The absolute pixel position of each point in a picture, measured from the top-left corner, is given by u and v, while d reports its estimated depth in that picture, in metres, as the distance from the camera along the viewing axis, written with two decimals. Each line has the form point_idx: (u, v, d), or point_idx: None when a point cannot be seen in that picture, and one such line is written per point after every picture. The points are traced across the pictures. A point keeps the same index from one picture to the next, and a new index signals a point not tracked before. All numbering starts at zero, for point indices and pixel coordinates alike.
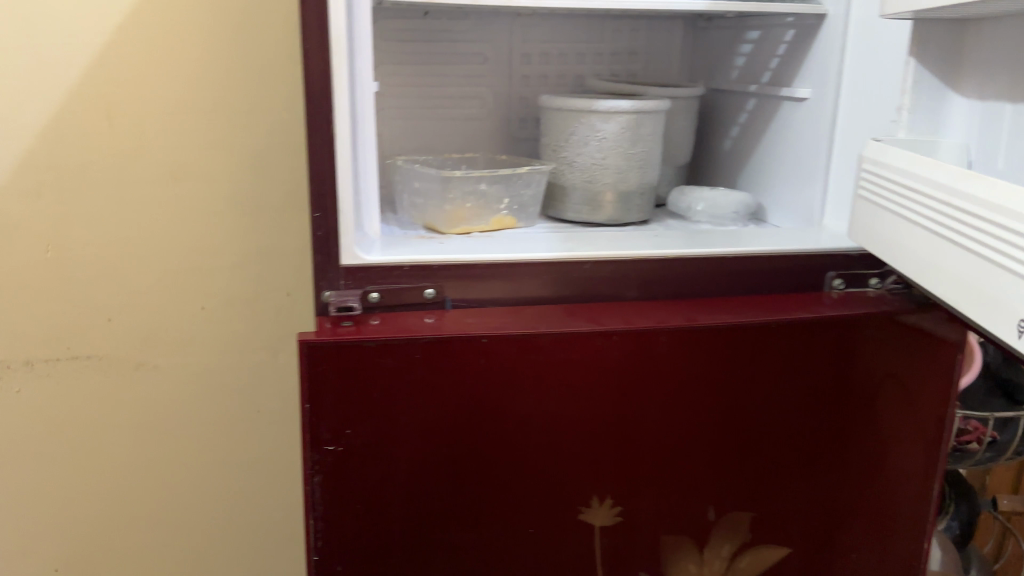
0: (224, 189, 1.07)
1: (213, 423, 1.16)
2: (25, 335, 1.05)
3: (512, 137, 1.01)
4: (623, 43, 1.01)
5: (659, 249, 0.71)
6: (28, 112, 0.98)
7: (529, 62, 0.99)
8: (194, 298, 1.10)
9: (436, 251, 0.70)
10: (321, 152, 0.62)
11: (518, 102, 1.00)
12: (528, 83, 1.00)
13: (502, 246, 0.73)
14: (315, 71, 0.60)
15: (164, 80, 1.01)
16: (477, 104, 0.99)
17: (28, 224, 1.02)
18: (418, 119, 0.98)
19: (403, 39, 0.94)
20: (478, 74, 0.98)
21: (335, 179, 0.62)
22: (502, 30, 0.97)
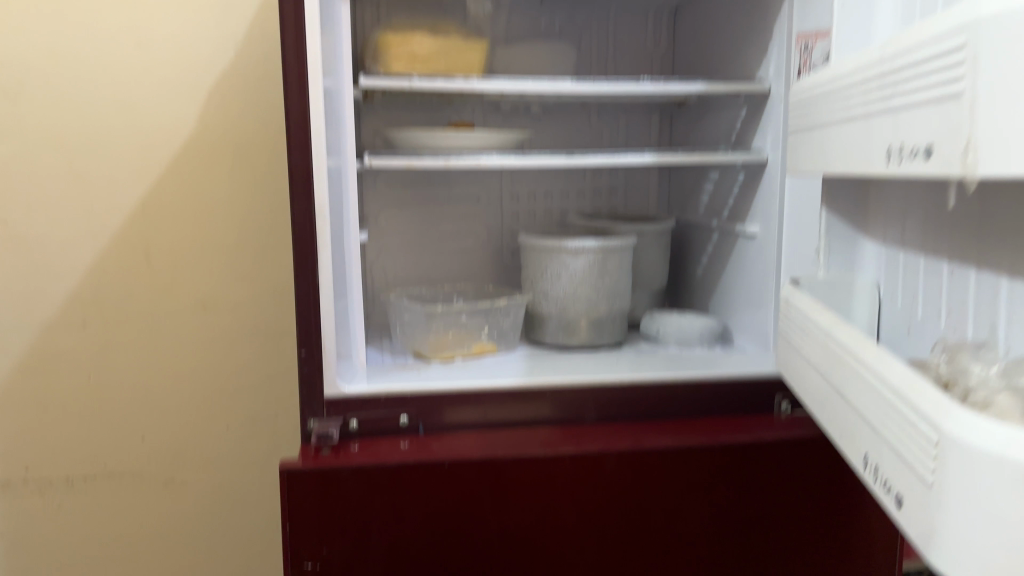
0: (247, 319, 1.17)
1: (234, 536, 1.22)
2: (66, 454, 1.15)
3: (504, 267, 1.11)
4: (604, 181, 1.11)
5: (616, 375, 0.78)
6: (76, 255, 1.11)
7: (517, 200, 1.09)
8: (219, 419, 1.19)
9: (414, 377, 0.78)
10: (308, 300, 0.71)
11: (509, 236, 1.10)
12: (517, 219, 1.10)
13: (477, 373, 0.80)
14: (302, 233, 0.70)
15: (195, 223, 1.13)
16: (472, 239, 1.09)
17: (72, 353, 1.13)
18: (417, 254, 1.08)
19: (402, 185, 1.05)
20: (472, 213, 1.08)
21: (320, 323, 0.71)
22: (493, 174, 1.08)
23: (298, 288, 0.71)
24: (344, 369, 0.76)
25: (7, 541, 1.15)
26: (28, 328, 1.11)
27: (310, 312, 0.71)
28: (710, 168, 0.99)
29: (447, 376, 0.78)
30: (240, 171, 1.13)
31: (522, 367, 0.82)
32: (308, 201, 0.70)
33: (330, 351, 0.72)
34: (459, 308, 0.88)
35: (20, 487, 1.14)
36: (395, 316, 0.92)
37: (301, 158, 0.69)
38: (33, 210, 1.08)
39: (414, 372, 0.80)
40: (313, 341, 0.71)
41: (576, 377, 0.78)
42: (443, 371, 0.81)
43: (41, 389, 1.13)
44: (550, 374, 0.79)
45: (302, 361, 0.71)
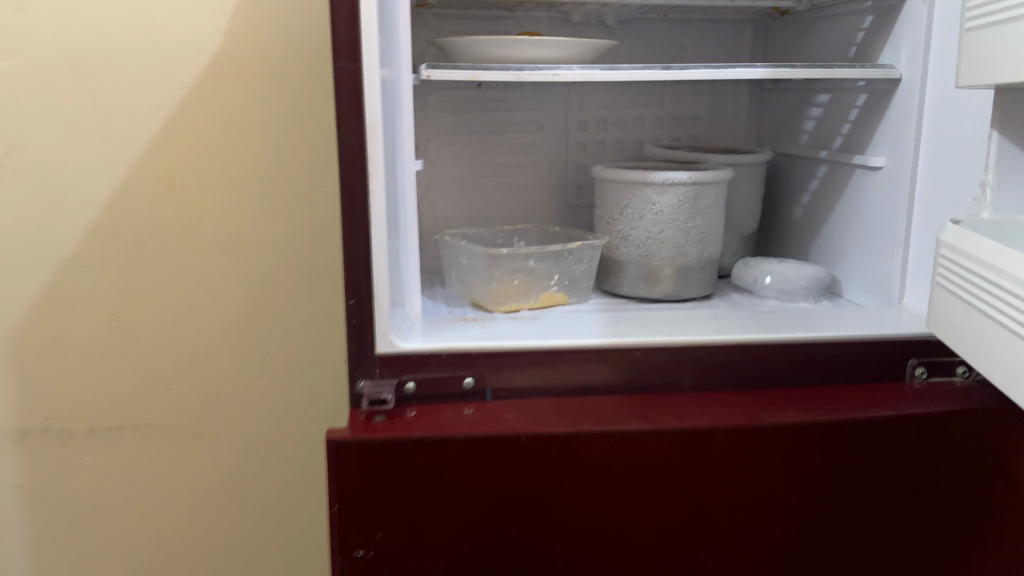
0: (282, 259, 1.06)
1: (271, 493, 1.14)
2: (88, 404, 1.06)
3: (568, 206, 0.98)
4: (685, 107, 0.97)
5: (719, 333, 0.66)
6: (94, 185, 0.99)
7: (585, 128, 0.96)
8: (253, 367, 1.09)
9: (479, 331, 0.66)
10: (358, 239, 0.59)
11: (575, 169, 0.97)
12: (585, 150, 0.97)
13: (552, 326, 0.68)
14: (350, 158, 0.58)
15: (225, 152, 1.02)
16: (533, 172, 0.96)
17: (92, 295, 1.02)
18: (472, 189, 0.95)
19: (455, 110, 0.92)
20: (533, 142, 0.95)
21: (371, 266, 0.60)
22: (558, 97, 0.95)
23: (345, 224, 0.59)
24: (397, 321, 0.64)
25: (28, 495, 1.07)
26: (43, 266, 1.00)
27: (359, 252, 0.59)
28: (819, 89, 0.85)
29: (519, 330, 0.66)
30: (274, 93, 1.01)
31: (602, 320, 0.70)
32: (357, 118, 0.57)
33: (383, 299, 0.60)
34: (527, 251, 0.74)
35: (40, 439, 1.06)
36: (453, 260, 0.80)
37: (349, 65, 0.57)
38: (45, 134, 0.97)
39: (476, 324, 0.68)
40: (363, 288, 0.60)
41: (670, 334, 0.66)
42: (512, 324, 0.69)
43: (60, 333, 1.03)
44: (640, 330, 0.67)
45: (349, 311, 0.60)
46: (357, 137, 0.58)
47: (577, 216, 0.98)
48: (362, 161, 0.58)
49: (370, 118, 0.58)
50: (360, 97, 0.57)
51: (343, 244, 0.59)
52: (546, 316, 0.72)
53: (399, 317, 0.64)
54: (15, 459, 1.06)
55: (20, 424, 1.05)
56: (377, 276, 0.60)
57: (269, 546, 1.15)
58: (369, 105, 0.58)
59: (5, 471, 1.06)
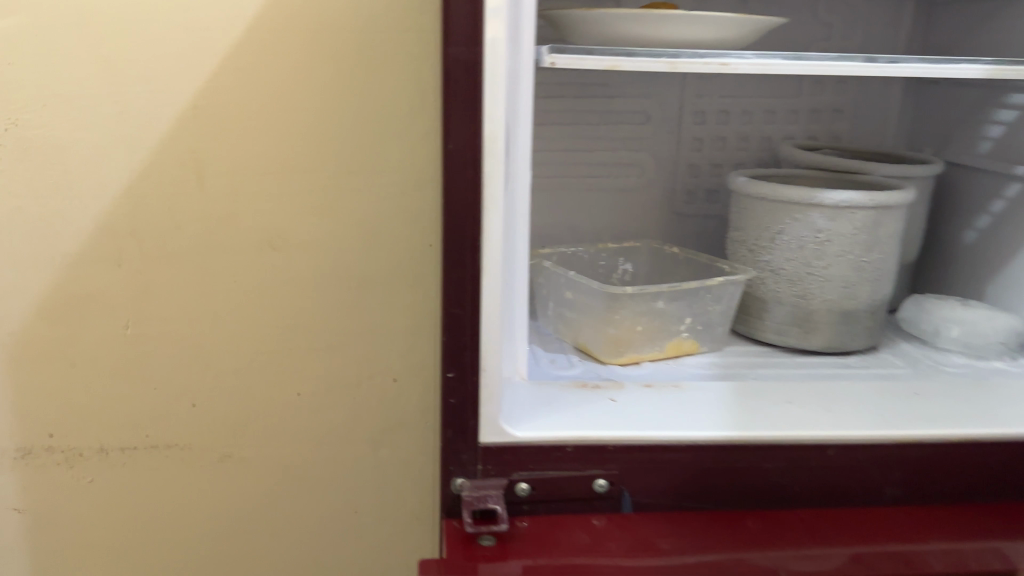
0: (327, 261, 0.90)
1: (305, 526, 0.98)
2: (99, 420, 0.91)
3: (675, 214, 0.83)
4: (827, 99, 0.82)
5: (884, 424, 0.57)
6: (111, 168, 0.84)
7: (702, 121, 0.80)
8: (290, 385, 0.94)
9: (604, 410, 0.58)
10: (464, 267, 0.52)
11: (687, 169, 0.81)
12: (700, 148, 0.81)
13: (684, 397, 0.59)
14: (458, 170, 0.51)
15: (265, 134, 0.85)
16: (635, 172, 0.81)
17: (105, 296, 0.87)
18: (562, 191, 0.80)
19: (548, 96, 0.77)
20: (637, 136, 0.80)
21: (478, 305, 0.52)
22: (672, 83, 0.79)
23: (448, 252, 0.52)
24: (507, 397, 0.56)
25: (28, 523, 0.93)
26: (49, 261, 0.85)
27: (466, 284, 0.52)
28: (1014, 88, 0.71)
29: (651, 411, 0.57)
30: (322, 66, 0.84)
31: (743, 391, 0.60)
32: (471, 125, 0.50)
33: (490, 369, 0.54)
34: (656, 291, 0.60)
35: (43, 459, 0.91)
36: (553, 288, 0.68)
37: (466, 62, 0.49)
38: (54, 104, 0.81)
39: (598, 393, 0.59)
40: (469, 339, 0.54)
41: (825, 423, 0.56)
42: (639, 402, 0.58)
43: (67, 339, 0.88)
44: (788, 412, 0.58)
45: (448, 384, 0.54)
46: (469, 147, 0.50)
47: (684, 225, 0.83)
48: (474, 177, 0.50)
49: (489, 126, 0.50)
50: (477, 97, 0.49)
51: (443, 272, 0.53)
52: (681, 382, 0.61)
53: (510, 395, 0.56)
54: (13, 481, 0.91)
55: (21, 441, 0.90)
56: (483, 337, 0.53)
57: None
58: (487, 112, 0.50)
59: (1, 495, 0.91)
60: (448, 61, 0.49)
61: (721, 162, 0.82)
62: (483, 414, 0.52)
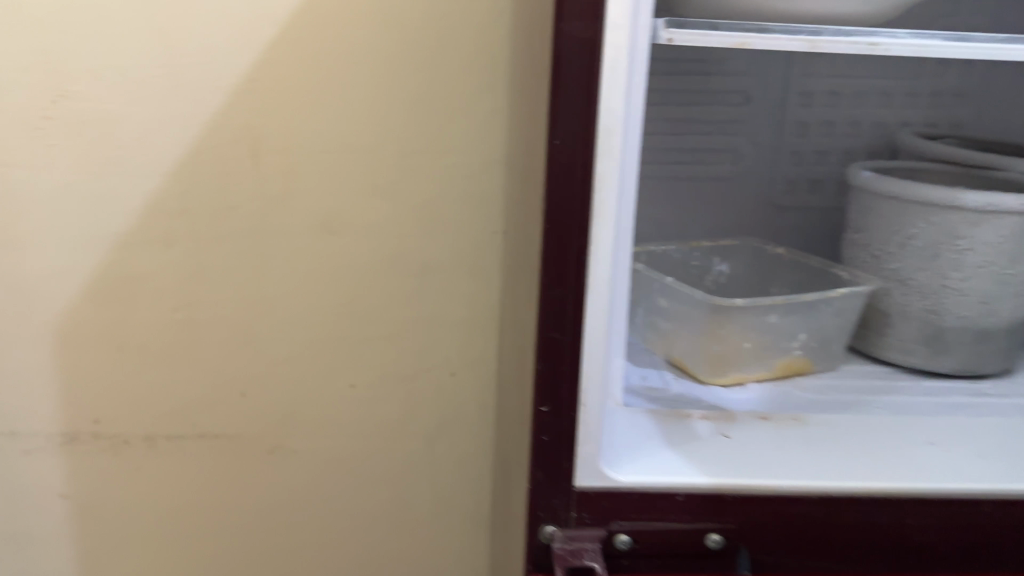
0: (386, 246, 0.84)
1: (356, 522, 0.94)
2: (147, 406, 0.87)
3: (774, 207, 0.81)
4: (948, 82, 0.79)
5: (995, 472, 0.55)
6: (163, 143, 0.78)
7: (809, 104, 0.78)
8: (342, 374, 0.88)
9: (715, 447, 0.57)
10: (566, 274, 0.49)
11: (790, 157, 0.79)
12: (804, 134, 0.79)
13: (794, 435, 0.59)
14: (567, 170, 0.48)
15: (325, 110, 0.79)
16: (730, 159, 0.78)
17: (155, 278, 0.82)
18: (651, 181, 0.76)
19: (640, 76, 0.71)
20: (734, 120, 0.76)
21: (582, 316, 0.50)
22: (776, 63, 0.75)
23: (550, 255, 0.49)
24: (612, 433, 0.55)
25: (74, 509, 0.89)
26: (96, 241, 0.80)
27: (567, 292, 0.49)
28: None
29: (759, 453, 0.57)
30: (386, 35, 0.78)
31: (854, 427, 0.60)
32: (585, 120, 0.47)
33: (591, 404, 0.52)
34: (765, 305, 0.65)
35: (90, 444, 0.88)
36: (652, 300, 0.70)
37: (585, 51, 0.46)
38: (103, 74, 0.76)
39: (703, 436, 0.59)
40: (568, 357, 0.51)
41: (948, 472, 0.55)
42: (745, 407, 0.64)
43: (115, 322, 0.83)
44: (904, 455, 0.57)
45: (543, 419, 0.52)
46: (582, 143, 0.47)
47: (780, 214, 0.82)
48: (586, 179, 0.48)
49: (604, 124, 0.47)
50: (593, 91, 0.47)
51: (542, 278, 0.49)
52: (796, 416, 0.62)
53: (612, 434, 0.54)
54: (60, 466, 0.88)
55: (67, 426, 0.87)
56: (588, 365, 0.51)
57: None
58: (604, 109, 0.47)
59: (47, 480, 0.88)
60: (564, 46, 0.46)
61: (826, 149, 0.80)
62: (582, 453, 0.51)
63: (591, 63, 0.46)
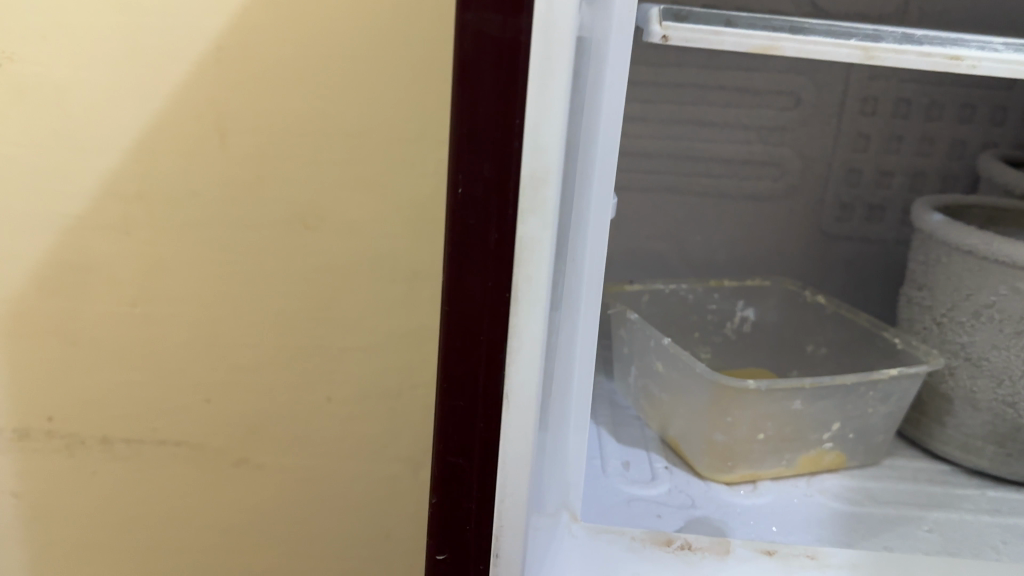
0: (369, 247, 0.72)
1: (330, 548, 0.81)
2: (103, 408, 0.76)
3: (824, 231, 0.81)
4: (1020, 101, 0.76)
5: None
6: (120, 119, 0.68)
7: (872, 111, 0.76)
8: (317, 386, 0.76)
9: (693, 513, 0.53)
10: (471, 387, 0.31)
11: (846, 174, 0.78)
12: (865, 148, 0.78)
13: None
14: (471, 234, 0.28)
15: (305, 84, 0.67)
16: (773, 174, 0.79)
17: (110, 268, 0.72)
18: (682, 202, 0.80)
19: (679, 82, 0.75)
20: (775, 140, 0.77)
21: (493, 493, 0.32)
22: (836, 77, 0.75)
23: (451, 362, 0.30)
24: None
25: (25, 511, 0.79)
26: (46, 223, 0.70)
27: (475, 409, 0.31)
28: None
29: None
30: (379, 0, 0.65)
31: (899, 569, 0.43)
32: (502, 160, 0.28)
33: (506, 558, 0.33)
34: (783, 391, 0.57)
35: (42, 444, 0.77)
36: (649, 365, 0.63)
37: (504, 57, 0.27)
38: (55, 36, 0.66)
39: (692, 562, 0.42)
40: (474, 498, 0.32)
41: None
42: (744, 518, 0.53)
43: (67, 313, 0.73)
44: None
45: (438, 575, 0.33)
46: (496, 196, 0.28)
47: (833, 242, 0.81)
48: (504, 252, 0.29)
49: (532, 164, 0.28)
50: (515, 120, 0.27)
51: (437, 393, 0.31)
52: (815, 549, 0.44)
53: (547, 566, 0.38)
54: (10, 464, 0.77)
55: (17, 422, 0.76)
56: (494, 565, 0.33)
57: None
58: (530, 140, 0.28)
59: None
60: (467, 29, 0.26)
61: (890, 169, 0.78)
62: None
63: (515, 75, 0.27)
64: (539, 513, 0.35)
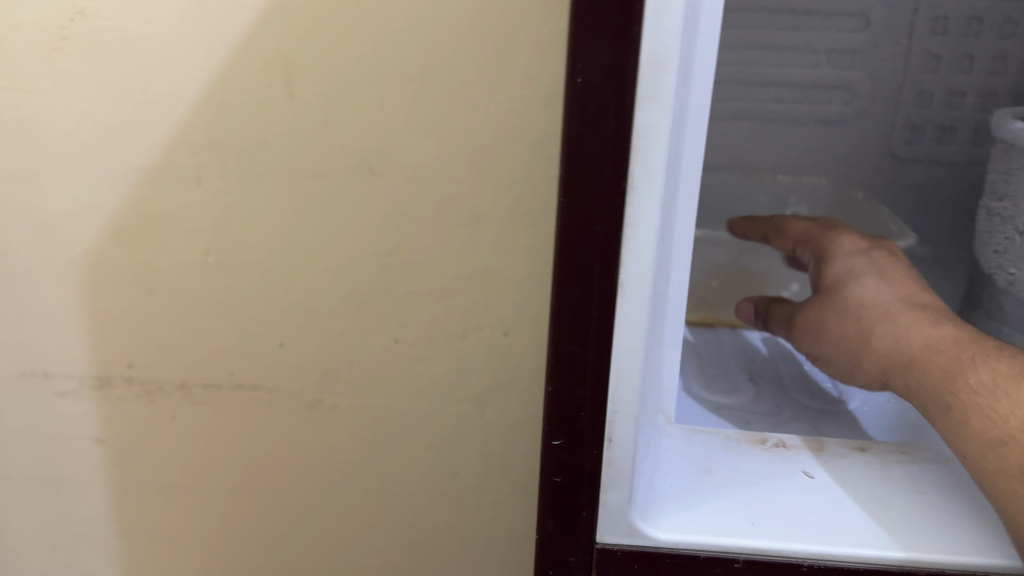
0: (433, 190, 0.70)
1: (400, 484, 0.82)
2: (182, 354, 0.78)
3: (893, 156, 0.81)
4: None
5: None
6: (189, 71, 0.67)
7: (943, 31, 0.76)
8: (384, 328, 0.76)
9: (776, 416, 0.54)
10: (588, 276, 0.32)
11: (915, 95, 0.79)
12: (935, 69, 0.77)
13: (909, 472, 0.42)
14: (588, 123, 0.30)
15: (364, 25, 0.65)
16: (843, 98, 0.80)
17: (183, 219, 0.72)
18: (745, 126, 0.83)
19: (746, 6, 0.77)
20: (845, 64, 0.78)
21: (606, 373, 0.34)
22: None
23: (569, 246, 0.32)
24: (658, 494, 0.39)
25: (109, 454, 0.82)
26: (118, 176, 0.71)
27: (590, 297, 0.33)
28: None
29: (869, 483, 0.41)
30: None
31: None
32: (621, 50, 0.29)
33: (619, 443, 0.36)
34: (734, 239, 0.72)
35: (123, 389, 0.79)
36: None
37: None
38: None
39: (787, 457, 0.43)
40: (589, 385, 0.34)
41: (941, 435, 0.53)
42: (837, 419, 0.55)
43: (143, 263, 0.74)
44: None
45: (556, 457, 0.36)
46: (614, 85, 0.29)
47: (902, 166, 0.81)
48: (622, 142, 0.30)
49: (650, 54, 0.29)
50: (635, 5, 0.28)
51: (554, 280, 0.33)
52: (908, 447, 0.44)
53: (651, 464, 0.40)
54: (95, 410, 0.80)
55: (99, 369, 0.78)
56: (611, 438, 0.36)
57: (396, 554, 0.86)
58: (650, 26, 0.29)
59: (82, 424, 0.80)
60: None
61: (961, 89, 0.77)
62: (605, 534, 0.37)
63: None
64: (648, 408, 0.37)
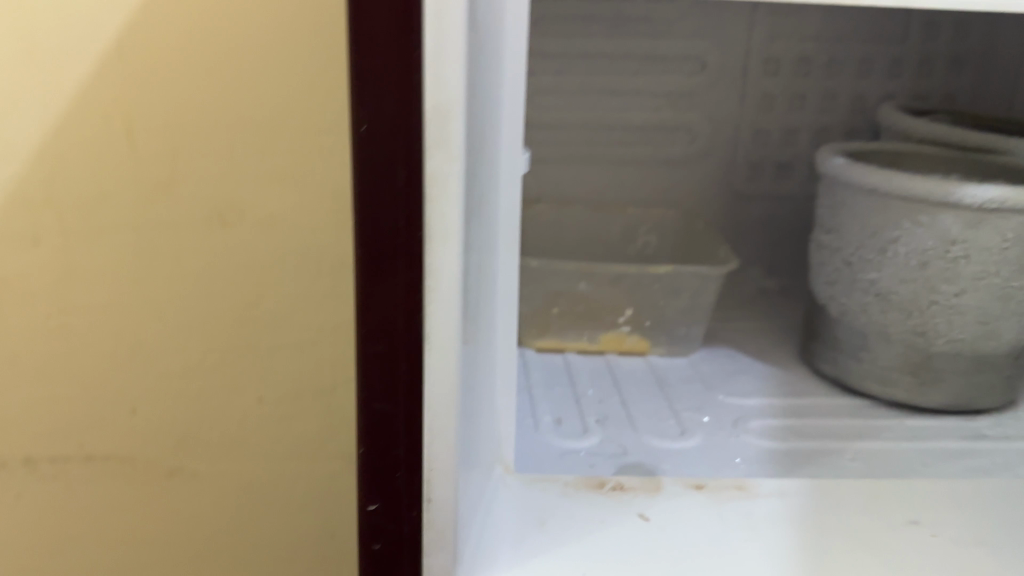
0: (289, 241, 0.65)
1: (275, 555, 0.75)
2: (20, 427, 0.69)
3: (735, 193, 0.86)
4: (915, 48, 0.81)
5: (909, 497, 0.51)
6: (23, 121, 0.61)
7: (774, 73, 0.81)
8: (247, 386, 0.70)
9: (616, 456, 0.55)
10: (391, 327, 0.32)
11: (752, 133, 0.83)
12: (769, 108, 0.83)
13: (742, 510, 0.42)
14: (377, 171, 0.30)
15: (216, 73, 0.61)
16: (684, 138, 0.83)
17: (22, 282, 0.65)
18: (593, 167, 0.84)
19: (588, 52, 0.79)
20: (683, 106, 0.82)
21: (418, 428, 0.34)
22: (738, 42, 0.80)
23: (368, 297, 0.32)
24: (487, 540, 0.39)
25: None
26: None
27: (396, 349, 0.32)
28: None
29: (701, 520, 0.41)
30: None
31: (832, 488, 0.44)
32: (403, 96, 0.29)
33: (439, 504, 0.34)
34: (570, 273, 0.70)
35: None
36: None
37: None
38: None
39: (623, 499, 0.42)
40: (403, 444, 0.34)
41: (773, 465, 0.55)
42: (678, 457, 0.56)
43: None
44: (891, 537, 0.40)
45: (372, 525, 0.35)
46: (400, 132, 0.30)
47: (746, 201, 0.87)
48: (413, 192, 0.30)
49: (432, 101, 0.29)
50: (412, 51, 0.29)
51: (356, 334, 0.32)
52: (744, 481, 0.44)
53: (478, 522, 0.39)
54: None
55: None
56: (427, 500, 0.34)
57: None
58: (430, 72, 0.29)
59: None
60: None
61: (796, 127, 0.84)
62: None
63: (411, 10, 0.29)
64: (469, 464, 0.36)
